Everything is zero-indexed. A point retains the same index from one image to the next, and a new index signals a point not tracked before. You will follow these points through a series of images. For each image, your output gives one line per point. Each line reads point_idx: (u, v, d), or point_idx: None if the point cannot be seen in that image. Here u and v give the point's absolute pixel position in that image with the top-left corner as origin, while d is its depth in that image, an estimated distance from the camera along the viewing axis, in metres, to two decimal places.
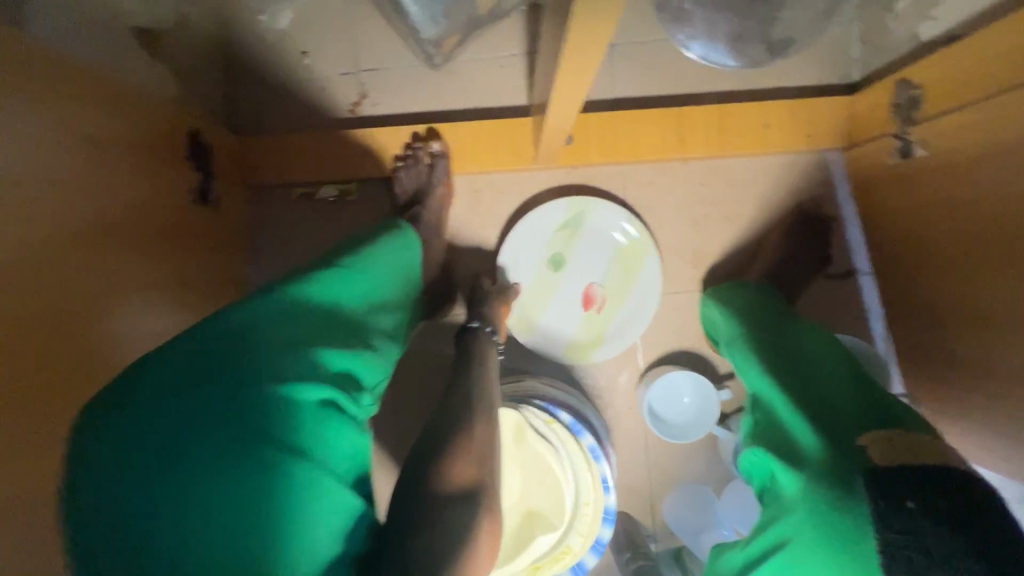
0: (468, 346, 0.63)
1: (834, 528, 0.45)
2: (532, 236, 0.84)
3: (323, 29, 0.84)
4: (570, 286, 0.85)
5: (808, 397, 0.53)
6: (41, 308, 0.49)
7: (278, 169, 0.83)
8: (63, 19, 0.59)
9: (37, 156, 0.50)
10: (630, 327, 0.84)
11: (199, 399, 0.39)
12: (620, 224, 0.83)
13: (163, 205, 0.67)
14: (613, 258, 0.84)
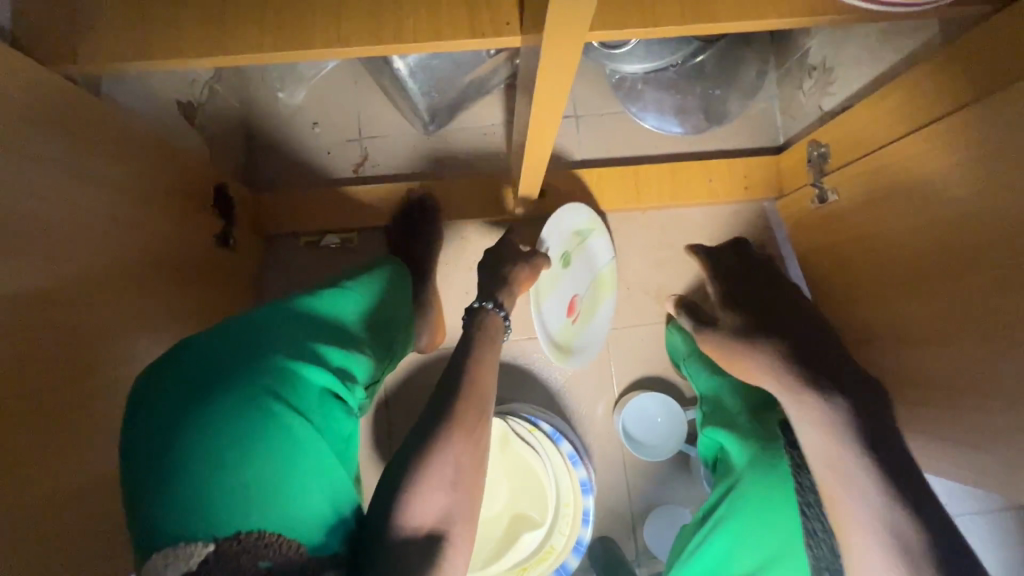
0: (470, 324, 0.60)
1: (766, 464, 0.60)
2: (561, 222, 0.81)
3: (332, 104, 0.99)
4: (565, 288, 0.85)
5: (747, 389, 0.69)
6: (93, 321, 0.57)
7: (289, 220, 0.94)
8: (128, 93, 0.72)
9: (105, 196, 0.60)
10: (586, 347, 0.89)
11: (224, 365, 0.47)
12: (603, 259, 0.90)
13: (192, 244, 0.76)
14: (592, 281, 0.90)
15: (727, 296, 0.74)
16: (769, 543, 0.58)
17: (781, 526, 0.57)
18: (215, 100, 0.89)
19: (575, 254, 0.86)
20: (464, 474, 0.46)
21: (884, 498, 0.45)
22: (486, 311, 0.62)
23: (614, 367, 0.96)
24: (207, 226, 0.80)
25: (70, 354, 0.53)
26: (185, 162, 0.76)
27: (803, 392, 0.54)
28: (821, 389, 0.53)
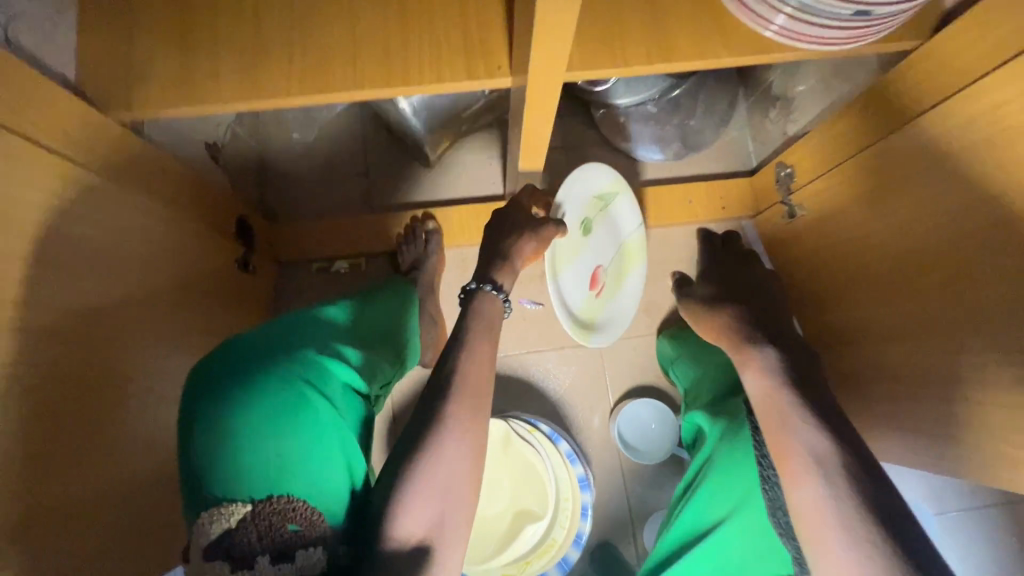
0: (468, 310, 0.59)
1: (730, 432, 0.65)
2: (576, 190, 0.80)
3: (340, 141, 1.07)
4: (586, 261, 0.83)
5: (725, 377, 0.75)
6: (136, 335, 0.63)
7: (302, 248, 1.02)
8: (164, 135, 0.80)
9: (146, 224, 0.67)
10: (615, 320, 0.82)
11: (264, 358, 0.56)
12: (631, 223, 0.83)
13: (216, 268, 0.83)
14: (618, 249, 0.84)
15: (708, 278, 0.81)
16: (734, 499, 0.62)
17: (741, 482, 0.61)
18: (235, 140, 0.98)
19: (597, 224, 0.83)
20: (456, 478, 0.45)
21: (817, 441, 0.50)
22: (476, 291, 0.61)
23: (609, 378, 1.01)
24: (229, 253, 0.87)
25: (116, 363, 0.59)
26: (212, 194, 0.84)
27: (754, 356, 0.61)
28: (766, 351, 0.61)
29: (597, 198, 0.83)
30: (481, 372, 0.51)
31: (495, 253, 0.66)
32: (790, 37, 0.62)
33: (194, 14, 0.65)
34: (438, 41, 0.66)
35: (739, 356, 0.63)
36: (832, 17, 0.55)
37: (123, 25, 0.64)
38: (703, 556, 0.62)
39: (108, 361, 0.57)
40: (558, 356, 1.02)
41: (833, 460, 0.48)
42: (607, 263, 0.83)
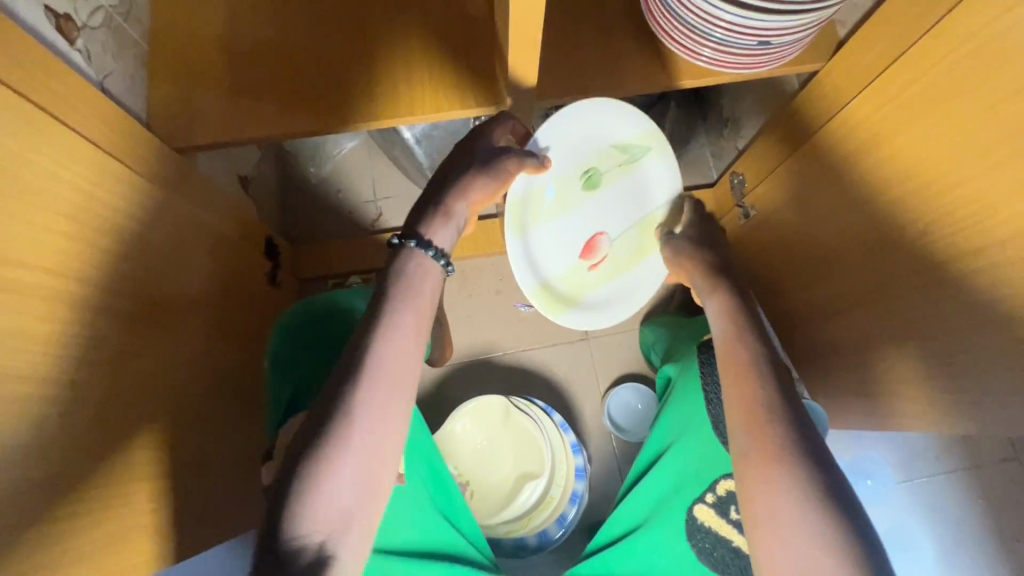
0: (395, 263, 0.62)
1: (685, 375, 0.77)
2: (585, 132, 0.77)
3: (352, 173, 1.22)
4: (580, 217, 0.81)
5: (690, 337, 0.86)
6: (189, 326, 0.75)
7: (321, 266, 1.15)
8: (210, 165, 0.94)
9: (197, 236, 0.80)
10: (618, 297, 0.84)
11: None
12: (663, 192, 0.81)
13: (248, 279, 0.95)
14: (641, 219, 0.82)
15: (693, 230, 0.76)
16: (686, 420, 0.74)
17: (688, 405, 0.74)
18: (261, 174, 1.13)
19: (610, 174, 0.80)
20: (359, 442, 0.53)
21: (764, 390, 0.60)
22: (409, 248, 0.63)
23: (598, 370, 1.12)
24: (259, 268, 1.00)
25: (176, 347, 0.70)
26: (246, 216, 0.98)
27: (730, 315, 0.67)
28: (734, 308, 0.67)
29: (617, 150, 0.79)
30: (400, 351, 0.57)
31: (438, 201, 0.65)
32: (716, 64, 0.77)
33: (239, 66, 0.80)
34: (438, 78, 0.80)
35: (717, 313, 0.68)
36: (741, 48, 0.71)
37: (183, 77, 0.80)
38: (662, 469, 0.74)
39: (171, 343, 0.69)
40: (553, 351, 1.13)
41: (774, 403, 0.59)
42: (619, 232, 0.82)
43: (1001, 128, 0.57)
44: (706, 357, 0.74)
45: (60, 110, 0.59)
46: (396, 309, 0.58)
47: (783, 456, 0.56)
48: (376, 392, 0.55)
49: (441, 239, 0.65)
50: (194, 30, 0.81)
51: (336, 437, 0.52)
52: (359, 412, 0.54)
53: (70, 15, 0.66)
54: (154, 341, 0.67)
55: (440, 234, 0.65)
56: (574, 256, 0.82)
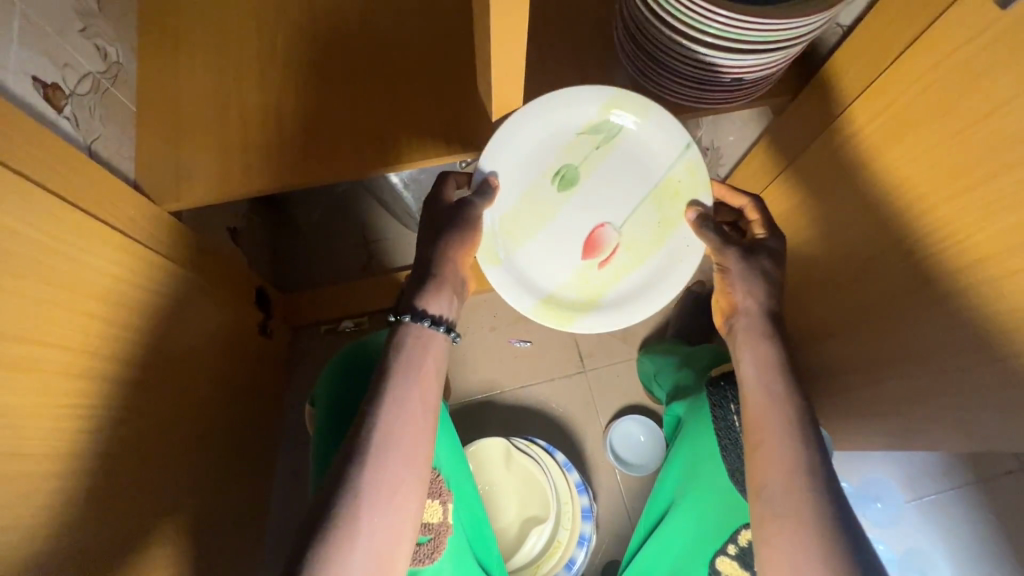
0: (400, 345, 0.63)
1: (695, 414, 0.75)
2: (543, 129, 0.70)
3: (342, 218, 1.23)
4: (571, 216, 0.73)
5: (698, 373, 0.87)
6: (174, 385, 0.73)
7: (314, 313, 1.15)
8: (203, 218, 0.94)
9: (186, 291, 0.80)
10: (648, 288, 0.72)
11: None
12: (670, 151, 0.70)
13: (238, 331, 0.94)
14: (652, 191, 0.72)
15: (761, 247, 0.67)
16: (693, 461, 0.73)
17: (704, 449, 0.71)
18: (249, 224, 1.13)
19: (592, 161, 0.72)
20: (365, 521, 0.55)
21: (800, 452, 0.58)
22: (408, 324, 0.63)
23: (598, 402, 1.11)
24: (250, 318, 0.99)
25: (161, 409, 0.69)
26: (237, 267, 0.97)
27: (768, 363, 0.63)
28: (772, 354, 0.63)
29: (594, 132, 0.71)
30: (408, 427, 0.60)
31: (430, 271, 0.65)
32: (693, 100, 0.80)
33: (226, 123, 0.81)
34: (423, 124, 0.82)
35: (753, 359, 0.63)
36: (716, 83, 0.74)
37: (170, 136, 0.81)
38: (678, 516, 0.74)
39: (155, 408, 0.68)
40: (551, 385, 1.12)
41: (811, 462, 0.58)
42: (629, 214, 0.73)
43: (982, 146, 0.59)
44: (718, 398, 0.71)
45: (47, 177, 0.59)
46: (402, 384, 0.61)
47: (821, 530, 0.54)
48: (386, 469, 0.57)
49: (438, 307, 0.64)
50: (181, 90, 0.83)
51: (346, 514, 0.54)
52: (366, 489, 0.56)
53: (58, 84, 0.67)
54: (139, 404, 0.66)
55: (440, 305, 0.65)
56: (579, 258, 0.73)
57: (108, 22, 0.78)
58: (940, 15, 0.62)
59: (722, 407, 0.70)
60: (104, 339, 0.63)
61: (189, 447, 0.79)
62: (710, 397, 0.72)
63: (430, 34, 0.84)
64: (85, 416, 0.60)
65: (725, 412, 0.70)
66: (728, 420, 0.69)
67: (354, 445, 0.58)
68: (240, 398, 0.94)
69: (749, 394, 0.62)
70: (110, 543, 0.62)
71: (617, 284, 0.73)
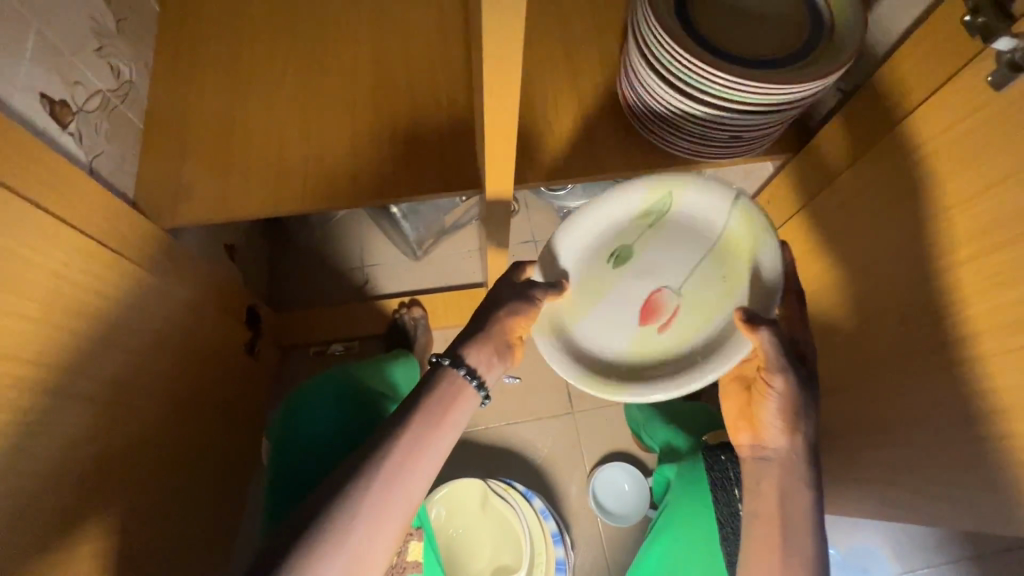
0: (428, 385, 0.56)
1: (692, 476, 0.75)
2: (618, 202, 0.66)
3: (340, 241, 1.23)
4: (626, 285, 0.66)
5: (692, 433, 0.87)
6: (144, 405, 0.72)
7: (301, 335, 1.14)
8: (203, 235, 0.95)
9: (176, 309, 0.80)
10: (706, 353, 0.59)
11: (336, 403, 0.74)
12: (720, 210, 0.64)
13: (225, 351, 0.94)
14: (711, 252, 0.64)
15: (789, 365, 0.54)
16: (690, 535, 0.73)
17: (706, 525, 0.71)
18: (247, 242, 1.14)
19: (663, 240, 0.66)
20: (363, 528, 0.48)
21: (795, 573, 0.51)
22: (445, 369, 0.57)
23: (583, 445, 1.09)
24: (238, 337, 0.99)
25: (119, 433, 0.67)
26: (230, 287, 0.97)
27: (801, 498, 0.54)
28: (798, 494, 0.54)
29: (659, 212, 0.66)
30: (422, 467, 0.52)
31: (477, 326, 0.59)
32: (692, 154, 0.78)
33: (231, 148, 0.82)
34: (424, 160, 0.82)
35: (768, 474, 0.56)
36: (714, 140, 0.74)
37: (174, 154, 0.82)
38: None
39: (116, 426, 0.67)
40: (537, 426, 1.10)
41: None
42: (692, 286, 0.64)
43: (972, 224, 0.57)
44: (722, 477, 0.69)
45: (42, 193, 0.60)
46: (423, 425, 0.53)
47: None
48: (389, 496, 0.50)
49: (482, 362, 0.58)
50: (189, 111, 0.84)
51: (337, 519, 0.48)
52: (364, 504, 0.49)
53: (67, 101, 0.68)
54: (105, 424, 0.65)
55: (485, 360, 0.58)
56: (630, 327, 0.64)
57: (125, 43, 0.80)
58: (930, 94, 0.62)
59: (725, 490, 0.68)
60: (83, 359, 0.62)
61: (169, 470, 0.78)
62: (710, 474, 0.70)
63: (434, 76, 0.86)
64: (54, 434, 0.58)
65: (727, 499, 0.68)
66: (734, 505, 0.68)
67: (360, 459, 0.51)
68: (223, 422, 0.93)
69: (773, 521, 0.54)
70: (67, 569, 0.60)
71: (681, 355, 0.61)
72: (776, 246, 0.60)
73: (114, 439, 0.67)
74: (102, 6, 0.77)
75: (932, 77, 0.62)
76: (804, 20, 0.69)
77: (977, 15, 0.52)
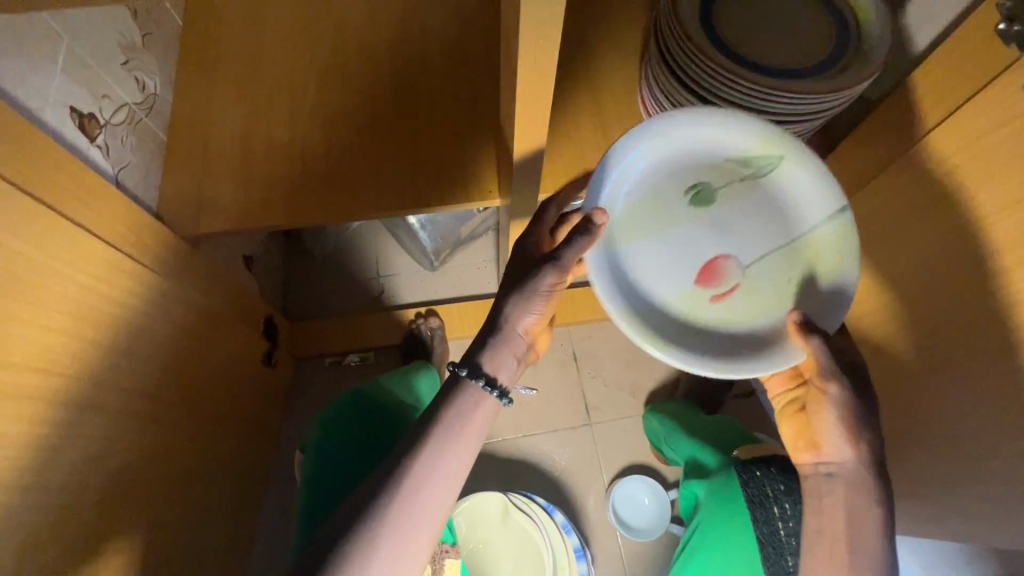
0: (445, 396, 0.54)
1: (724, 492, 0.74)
2: (712, 132, 0.56)
3: (356, 251, 1.23)
4: (687, 234, 0.55)
5: (720, 446, 0.84)
6: (162, 419, 0.72)
7: (317, 345, 1.14)
8: (223, 245, 0.95)
9: (197, 320, 0.80)
10: (745, 343, 0.51)
11: (359, 418, 0.74)
12: (819, 210, 0.55)
13: (243, 362, 0.94)
14: (791, 247, 0.55)
15: (843, 376, 0.52)
16: (723, 554, 0.72)
17: (738, 543, 0.70)
18: (265, 252, 1.14)
19: (747, 208, 0.56)
20: (389, 545, 0.48)
21: None
22: (463, 379, 0.55)
23: (602, 457, 1.07)
24: (256, 348, 0.99)
25: (137, 447, 0.67)
26: (248, 298, 0.97)
27: (867, 518, 0.53)
28: (865, 514, 0.53)
29: (762, 176, 0.56)
30: (440, 481, 0.51)
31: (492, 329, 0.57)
32: None
33: (252, 158, 0.82)
34: (444, 174, 0.82)
35: (828, 493, 0.55)
36: None
37: (196, 165, 0.83)
38: None
39: (134, 440, 0.67)
40: (555, 437, 1.09)
41: None
42: (761, 267, 0.54)
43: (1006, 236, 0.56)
44: (760, 494, 0.69)
45: (72, 206, 0.60)
46: (443, 436, 0.52)
47: None
48: (410, 513, 0.49)
49: (500, 367, 0.56)
50: (212, 122, 0.85)
51: (359, 536, 0.47)
52: (386, 522, 0.48)
53: (94, 114, 0.69)
54: (124, 437, 0.65)
55: (501, 366, 0.57)
56: (681, 287, 0.54)
57: (151, 55, 0.81)
58: (958, 106, 0.60)
59: (764, 507, 0.68)
60: (104, 371, 0.62)
61: (184, 482, 0.77)
62: (748, 492, 0.69)
63: (454, 84, 0.85)
64: (76, 447, 0.58)
65: (767, 517, 0.67)
66: (787, 527, 0.66)
67: (381, 476, 0.50)
68: (239, 433, 0.93)
69: (837, 537, 0.54)
70: None
71: (720, 334, 0.52)
72: (857, 275, 0.52)
73: (131, 454, 0.66)
74: (129, 19, 0.77)
75: (960, 87, 0.60)
76: (833, 29, 0.68)
77: (1013, 24, 0.51)
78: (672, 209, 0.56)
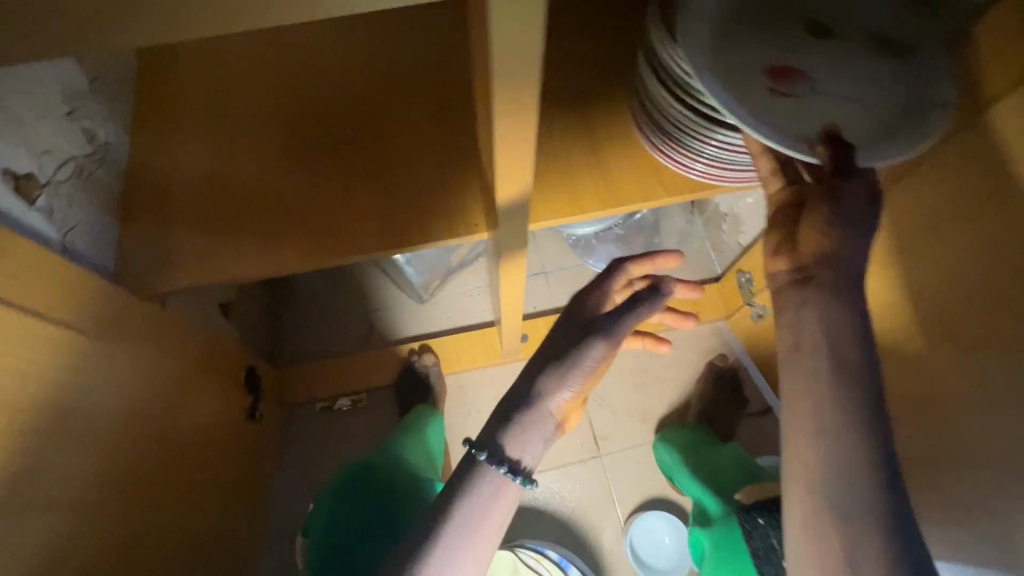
0: (457, 484, 0.46)
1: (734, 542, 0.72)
2: None
3: (340, 287, 1.17)
4: (780, 39, 0.53)
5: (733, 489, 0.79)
6: (131, 503, 0.65)
7: (304, 390, 1.08)
8: (194, 296, 0.88)
9: (165, 387, 0.73)
10: (782, 118, 0.49)
11: (359, 501, 0.68)
12: (912, 99, 0.50)
13: (223, 421, 0.87)
14: (868, 110, 0.50)
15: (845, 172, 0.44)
16: None
17: None
18: (244, 296, 1.07)
19: (865, 49, 0.52)
20: None
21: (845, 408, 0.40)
22: (481, 465, 0.46)
23: (617, 492, 1.01)
24: (237, 404, 0.92)
25: (100, 543, 0.60)
26: (225, 350, 0.90)
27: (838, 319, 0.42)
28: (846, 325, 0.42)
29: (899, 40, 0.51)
30: None
31: (510, 398, 0.49)
32: (710, 179, 0.71)
33: (217, 202, 0.76)
34: (423, 210, 0.76)
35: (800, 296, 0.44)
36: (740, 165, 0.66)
37: (156, 217, 0.76)
38: None
39: (98, 535, 0.60)
40: (563, 473, 1.02)
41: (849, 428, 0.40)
42: (831, 98, 0.51)
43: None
44: (764, 546, 0.65)
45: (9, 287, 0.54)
46: (458, 535, 0.43)
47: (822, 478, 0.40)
48: None
49: (525, 449, 0.48)
50: (172, 167, 0.78)
51: None
52: None
53: (33, 174, 0.63)
54: (84, 534, 0.58)
55: (526, 447, 0.48)
56: (751, 63, 0.52)
57: (99, 100, 0.75)
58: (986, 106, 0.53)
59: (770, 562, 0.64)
60: (58, 464, 0.56)
61: (163, 565, 0.71)
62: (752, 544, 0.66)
63: (427, 111, 0.79)
64: (26, 557, 0.52)
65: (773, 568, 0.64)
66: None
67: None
68: (222, 499, 0.86)
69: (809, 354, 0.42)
70: None
71: (757, 106, 0.49)
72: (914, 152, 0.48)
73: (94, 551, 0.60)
74: (75, 66, 0.71)
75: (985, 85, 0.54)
76: None
77: None
78: (780, 15, 0.54)
